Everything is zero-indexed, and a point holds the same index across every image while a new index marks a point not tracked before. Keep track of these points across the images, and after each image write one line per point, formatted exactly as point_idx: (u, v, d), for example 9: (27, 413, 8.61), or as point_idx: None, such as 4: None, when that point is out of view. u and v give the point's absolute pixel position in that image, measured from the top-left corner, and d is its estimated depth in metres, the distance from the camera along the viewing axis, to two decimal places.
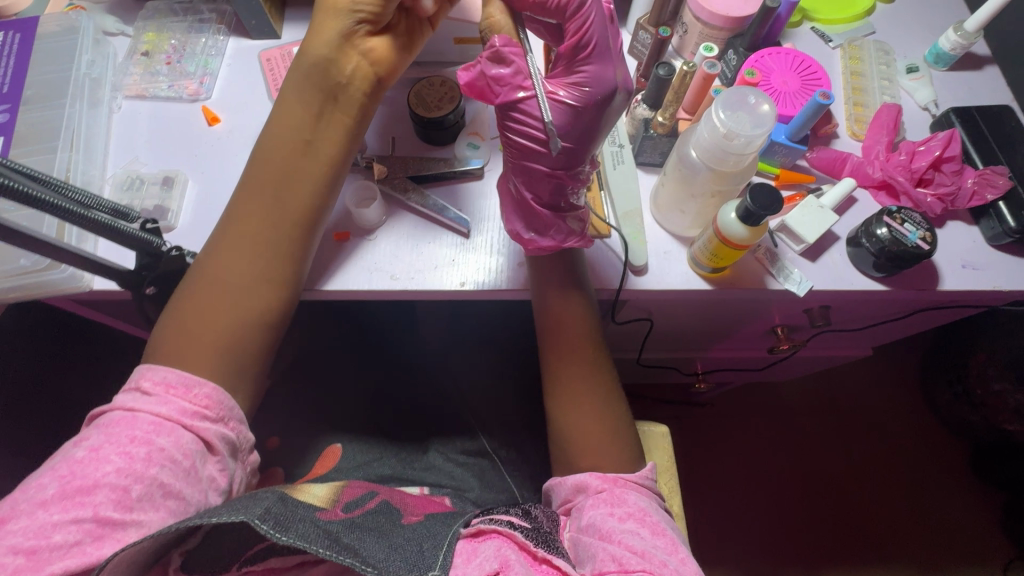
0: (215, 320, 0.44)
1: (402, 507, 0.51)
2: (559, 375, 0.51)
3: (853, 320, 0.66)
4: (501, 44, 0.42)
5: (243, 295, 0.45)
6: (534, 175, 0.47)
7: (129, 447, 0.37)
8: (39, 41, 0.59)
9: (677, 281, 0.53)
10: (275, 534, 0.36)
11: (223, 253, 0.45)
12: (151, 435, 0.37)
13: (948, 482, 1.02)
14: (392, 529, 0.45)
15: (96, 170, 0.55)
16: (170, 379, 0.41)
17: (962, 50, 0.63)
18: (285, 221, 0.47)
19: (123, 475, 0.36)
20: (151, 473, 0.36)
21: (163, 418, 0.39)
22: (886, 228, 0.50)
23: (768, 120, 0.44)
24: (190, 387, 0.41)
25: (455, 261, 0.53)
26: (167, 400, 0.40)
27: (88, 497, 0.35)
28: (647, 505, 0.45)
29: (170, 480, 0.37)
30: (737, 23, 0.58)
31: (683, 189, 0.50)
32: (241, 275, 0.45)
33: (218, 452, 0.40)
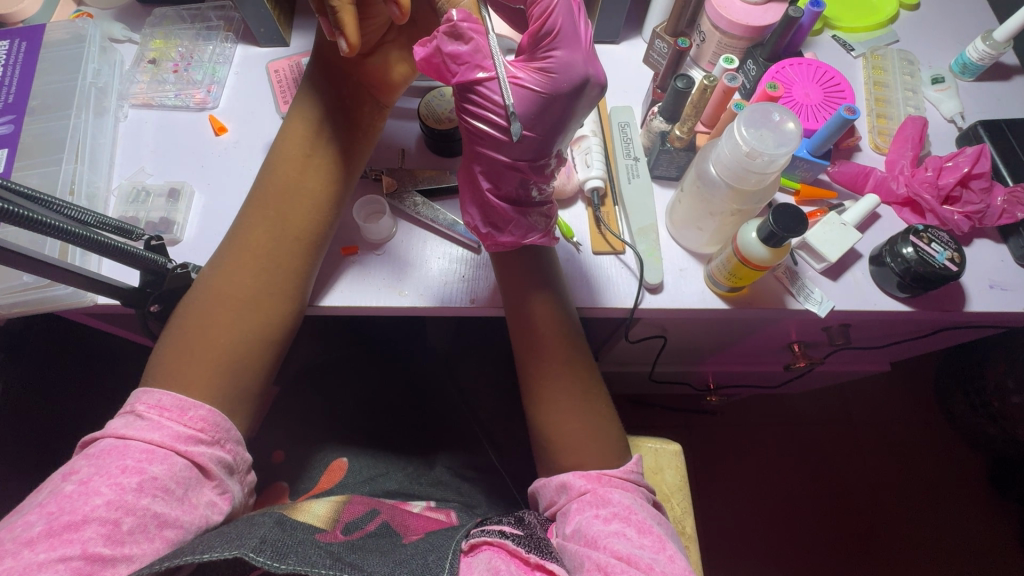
0: (215, 338, 0.42)
1: (403, 528, 0.49)
2: (540, 383, 0.48)
3: (873, 338, 0.64)
4: (460, 19, 0.39)
5: (245, 313, 0.43)
6: (492, 164, 0.45)
7: (121, 478, 0.35)
8: (44, 49, 0.58)
9: (693, 300, 0.51)
10: (271, 564, 0.34)
11: (227, 271, 0.44)
12: (143, 464, 0.36)
13: (964, 496, 1.00)
14: (393, 547, 0.44)
15: (100, 182, 0.54)
16: (165, 402, 0.39)
17: (990, 60, 0.61)
18: (287, 237, 0.46)
19: (112, 508, 0.34)
20: (143, 504, 0.35)
21: (156, 444, 0.37)
22: (912, 247, 0.48)
23: (793, 138, 0.42)
24: (185, 409, 0.40)
25: (464, 276, 0.52)
26: (161, 424, 0.38)
27: (77, 533, 0.32)
28: (633, 502, 0.43)
29: (164, 510, 0.35)
30: (757, 32, 0.56)
31: (701, 207, 0.49)
32: (240, 291, 0.44)
33: (214, 476, 0.39)
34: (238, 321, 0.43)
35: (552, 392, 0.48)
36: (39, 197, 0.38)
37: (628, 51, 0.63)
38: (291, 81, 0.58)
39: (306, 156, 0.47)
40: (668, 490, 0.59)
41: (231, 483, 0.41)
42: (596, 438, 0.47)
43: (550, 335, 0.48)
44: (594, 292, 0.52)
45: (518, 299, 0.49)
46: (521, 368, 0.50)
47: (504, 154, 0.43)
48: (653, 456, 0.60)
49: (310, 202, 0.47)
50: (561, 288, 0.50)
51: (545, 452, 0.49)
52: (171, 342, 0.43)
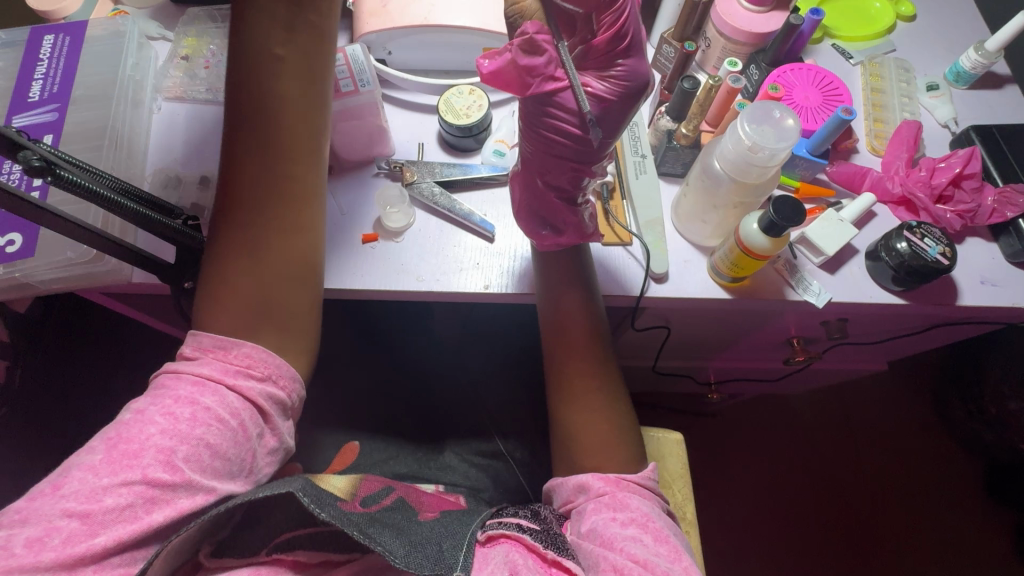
0: (251, 283, 0.44)
1: (417, 505, 0.52)
2: (576, 379, 0.51)
3: (869, 334, 0.67)
4: (534, 31, 0.38)
5: (274, 257, 0.44)
6: (558, 168, 0.47)
7: (174, 407, 0.38)
8: (86, 44, 0.60)
9: (696, 289, 0.54)
10: (314, 507, 0.38)
11: (235, 229, 0.44)
12: (195, 396, 0.39)
13: (960, 500, 1.02)
14: (409, 525, 0.45)
15: (136, 169, 0.57)
16: (207, 343, 0.42)
17: (983, 69, 0.64)
18: (286, 186, 0.44)
19: (168, 436, 0.37)
20: (196, 434, 0.38)
21: (204, 377, 0.41)
22: (906, 242, 0.51)
23: (792, 134, 0.45)
24: (227, 349, 0.42)
25: (479, 264, 0.55)
26: (208, 361, 0.41)
27: (136, 460, 0.36)
28: (651, 510, 0.44)
29: (216, 441, 0.39)
30: (760, 39, 0.60)
31: (705, 200, 0.52)
32: (262, 247, 0.44)
33: (266, 414, 0.42)
34: (267, 266, 0.44)
35: (574, 394, 0.50)
36: (80, 165, 0.40)
37: None
38: None
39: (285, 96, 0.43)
40: (669, 476, 0.61)
41: (284, 424, 0.44)
42: (618, 425, 0.50)
43: (579, 335, 0.52)
44: (605, 281, 0.55)
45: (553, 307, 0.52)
46: (551, 367, 0.52)
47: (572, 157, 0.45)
48: (655, 444, 0.62)
49: (302, 144, 0.45)
50: (592, 288, 0.53)
51: (558, 433, 0.51)
52: (212, 290, 0.44)
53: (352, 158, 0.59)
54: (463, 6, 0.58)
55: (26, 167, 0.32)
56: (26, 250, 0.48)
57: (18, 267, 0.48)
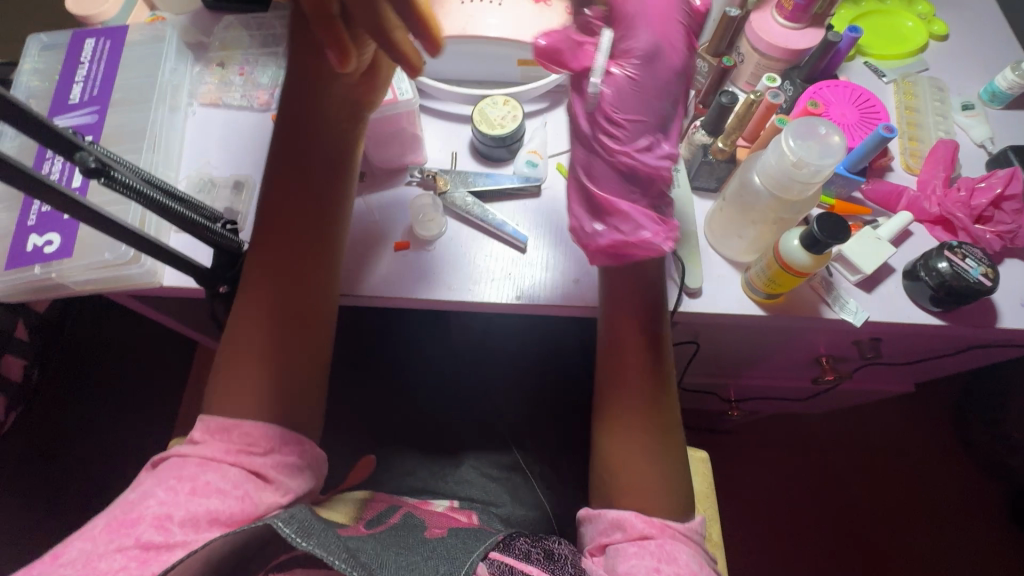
0: (256, 361, 0.44)
1: (425, 519, 0.52)
2: (632, 376, 0.49)
3: (899, 355, 0.66)
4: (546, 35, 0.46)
5: (281, 333, 0.45)
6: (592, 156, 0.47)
7: (175, 484, 0.38)
8: (127, 47, 0.61)
9: (731, 305, 0.53)
10: (296, 539, 0.35)
11: (244, 311, 0.46)
12: (197, 472, 0.39)
13: (985, 525, 0.99)
14: (413, 543, 0.45)
15: (172, 173, 0.57)
16: (213, 424, 0.42)
17: (1019, 90, 0.63)
18: (292, 260, 0.47)
19: (164, 505, 0.36)
20: (196, 502, 0.37)
21: (207, 459, 0.40)
22: (947, 262, 0.50)
23: (839, 151, 0.44)
24: (231, 429, 0.42)
25: (511, 274, 0.55)
26: (213, 443, 0.41)
27: (132, 528, 0.35)
28: (699, 567, 0.43)
29: (219, 508, 0.37)
30: (795, 55, 0.60)
31: (742, 214, 0.51)
32: (268, 322, 0.45)
33: (271, 480, 0.41)
34: (275, 344, 0.45)
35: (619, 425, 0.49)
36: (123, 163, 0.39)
37: None
38: None
39: (302, 163, 0.49)
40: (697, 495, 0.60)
41: (293, 481, 0.42)
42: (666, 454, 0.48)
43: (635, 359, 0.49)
44: None
45: (614, 301, 0.51)
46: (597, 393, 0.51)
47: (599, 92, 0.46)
48: None
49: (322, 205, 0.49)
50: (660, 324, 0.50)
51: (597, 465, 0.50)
52: (221, 372, 0.45)
53: (387, 166, 0.59)
54: (498, 18, 0.58)
55: (83, 168, 0.33)
56: (64, 250, 0.48)
57: (53, 268, 0.48)
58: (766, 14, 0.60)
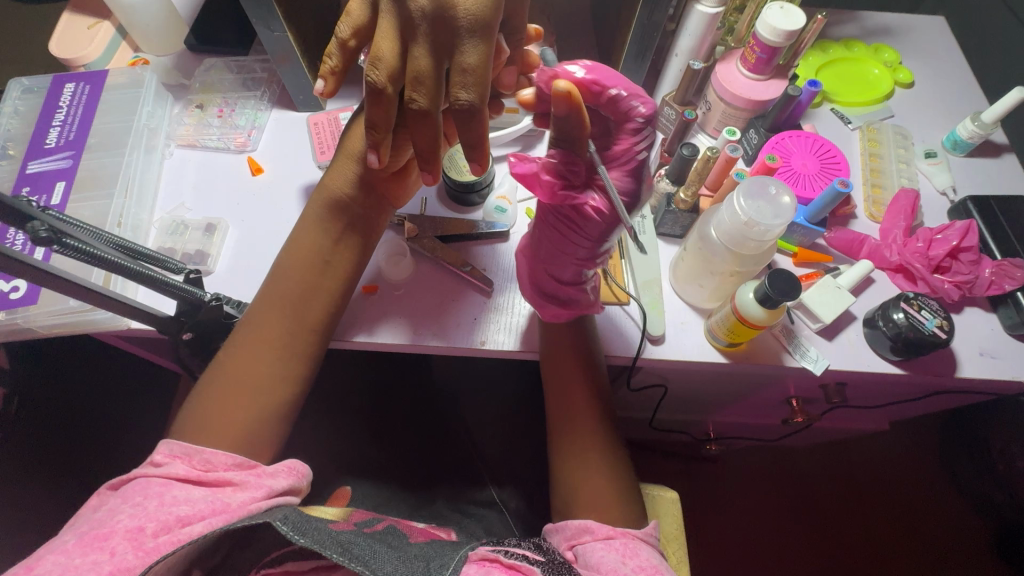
0: (238, 404, 0.46)
1: (408, 531, 0.51)
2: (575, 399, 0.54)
3: (867, 398, 0.66)
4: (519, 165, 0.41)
5: (265, 382, 0.47)
6: (556, 258, 0.49)
7: (142, 499, 0.38)
8: (107, 92, 0.62)
9: (693, 352, 0.54)
10: (291, 534, 0.36)
11: (237, 349, 0.48)
12: (163, 488, 0.39)
13: (969, 562, 0.99)
14: (402, 545, 0.45)
15: (145, 215, 0.58)
16: (176, 450, 0.43)
17: (980, 139, 0.65)
18: (295, 317, 0.49)
19: (135, 517, 0.36)
20: (167, 510, 0.37)
21: (173, 478, 0.40)
22: (903, 313, 0.51)
23: (789, 211, 0.46)
24: (191, 456, 0.43)
25: (476, 320, 0.55)
26: (181, 465, 0.42)
27: (105, 541, 0.35)
28: (660, 564, 0.43)
29: (188, 513, 0.37)
30: (759, 105, 0.61)
31: (702, 265, 0.52)
32: (252, 367, 0.47)
33: (241, 484, 0.42)
34: (257, 391, 0.47)
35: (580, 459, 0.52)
36: (83, 225, 0.40)
37: None
38: (328, 133, 0.63)
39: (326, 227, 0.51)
40: (666, 538, 0.58)
41: (265, 483, 0.43)
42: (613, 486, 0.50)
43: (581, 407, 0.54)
44: (604, 342, 0.55)
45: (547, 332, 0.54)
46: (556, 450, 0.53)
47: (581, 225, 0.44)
48: (649, 503, 0.60)
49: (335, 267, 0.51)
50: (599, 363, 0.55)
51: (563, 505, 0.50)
52: (200, 403, 0.46)
53: None
54: None
55: (33, 237, 0.33)
56: (29, 297, 0.48)
57: (19, 315, 0.48)
58: (731, 65, 0.62)
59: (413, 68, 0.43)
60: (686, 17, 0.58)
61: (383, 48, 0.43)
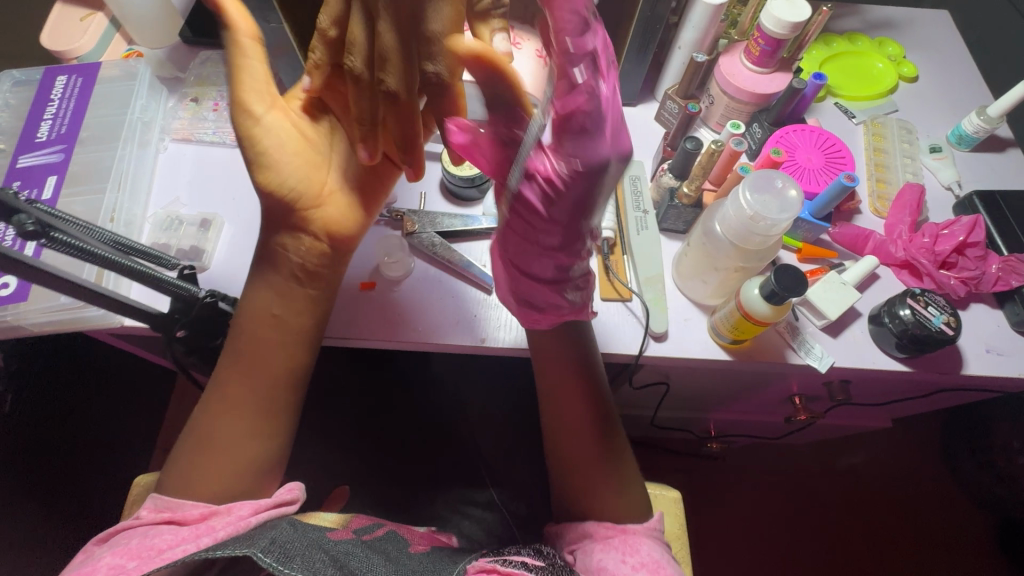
0: (226, 455, 0.44)
1: (409, 537, 0.51)
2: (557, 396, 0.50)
3: (872, 395, 0.65)
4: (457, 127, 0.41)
5: (253, 427, 0.45)
6: (531, 252, 0.43)
7: (126, 544, 0.38)
8: (99, 85, 0.61)
9: (696, 349, 0.53)
10: (276, 566, 0.35)
11: (218, 399, 0.46)
12: (146, 532, 0.39)
13: (970, 558, 0.98)
14: (400, 556, 0.46)
15: (139, 210, 0.57)
16: (161, 502, 0.42)
17: (985, 133, 0.64)
18: (270, 356, 0.46)
19: (121, 555, 0.37)
20: (150, 548, 0.37)
21: (157, 521, 0.40)
22: (909, 310, 0.50)
23: (795, 206, 0.45)
24: (175, 508, 0.41)
25: (477, 317, 0.54)
26: (162, 509, 0.41)
27: (90, 575, 0.35)
28: (662, 556, 0.44)
29: (170, 545, 0.38)
30: (763, 98, 0.60)
31: (706, 261, 0.51)
32: (220, 426, 0.45)
33: (227, 510, 0.42)
34: (242, 440, 0.45)
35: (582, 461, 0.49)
36: (71, 218, 0.38)
37: (643, 112, 0.67)
38: None
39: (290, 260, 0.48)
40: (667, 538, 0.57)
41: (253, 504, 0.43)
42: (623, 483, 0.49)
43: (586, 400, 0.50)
44: (603, 338, 0.53)
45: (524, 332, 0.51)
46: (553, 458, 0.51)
47: (538, 198, 0.38)
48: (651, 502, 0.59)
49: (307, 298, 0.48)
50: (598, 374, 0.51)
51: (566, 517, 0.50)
52: (182, 459, 0.44)
53: None
54: None
55: (20, 230, 0.32)
56: (19, 293, 0.47)
57: (9, 311, 0.47)
58: (734, 58, 0.61)
59: (378, 46, 0.43)
60: (689, 9, 0.57)
61: (355, 32, 0.44)
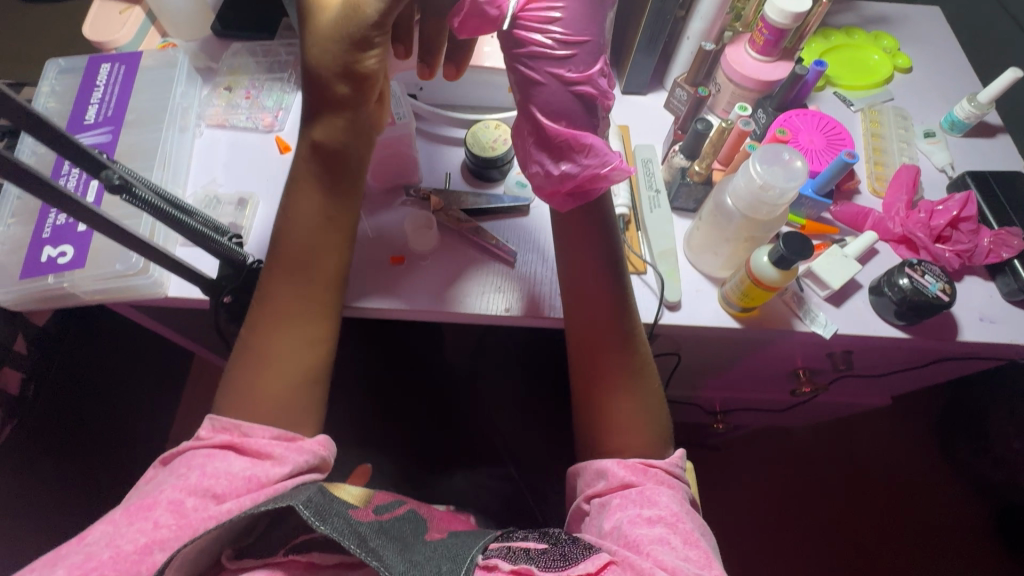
0: (280, 372, 0.46)
1: (427, 521, 0.48)
2: (608, 326, 0.51)
3: (872, 367, 0.69)
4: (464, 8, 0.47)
5: (304, 343, 0.48)
6: (556, 96, 0.48)
7: (185, 473, 0.40)
8: (141, 72, 0.65)
9: (707, 318, 0.56)
10: (313, 522, 0.36)
11: (265, 315, 0.47)
12: (204, 460, 0.41)
13: (968, 539, 1.01)
14: (414, 541, 0.42)
15: (179, 189, 0.60)
16: (223, 424, 0.44)
17: (976, 119, 0.68)
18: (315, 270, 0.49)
19: (180, 490, 0.38)
20: (204, 485, 0.38)
21: (215, 448, 0.42)
22: (908, 278, 0.54)
23: (801, 175, 0.48)
24: (234, 430, 0.43)
25: (499, 288, 0.57)
26: (222, 434, 0.43)
27: (148, 511, 0.37)
28: (680, 509, 0.44)
29: (221, 489, 0.39)
30: (766, 85, 0.64)
31: (717, 232, 0.55)
32: (270, 344, 0.47)
33: (273, 456, 0.42)
34: (292, 356, 0.47)
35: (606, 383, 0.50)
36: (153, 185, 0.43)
37: (653, 100, 0.71)
38: None
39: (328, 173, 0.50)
40: None
41: (294, 455, 0.43)
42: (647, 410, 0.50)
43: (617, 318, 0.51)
44: None
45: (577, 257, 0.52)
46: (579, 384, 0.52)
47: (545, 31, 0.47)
48: None
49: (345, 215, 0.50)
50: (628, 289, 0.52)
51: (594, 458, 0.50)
52: (232, 389, 0.46)
53: (383, 185, 0.62)
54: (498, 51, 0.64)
55: (107, 183, 0.37)
56: (77, 261, 0.51)
57: (66, 278, 0.50)
58: (740, 47, 0.65)
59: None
60: (698, 2, 0.61)
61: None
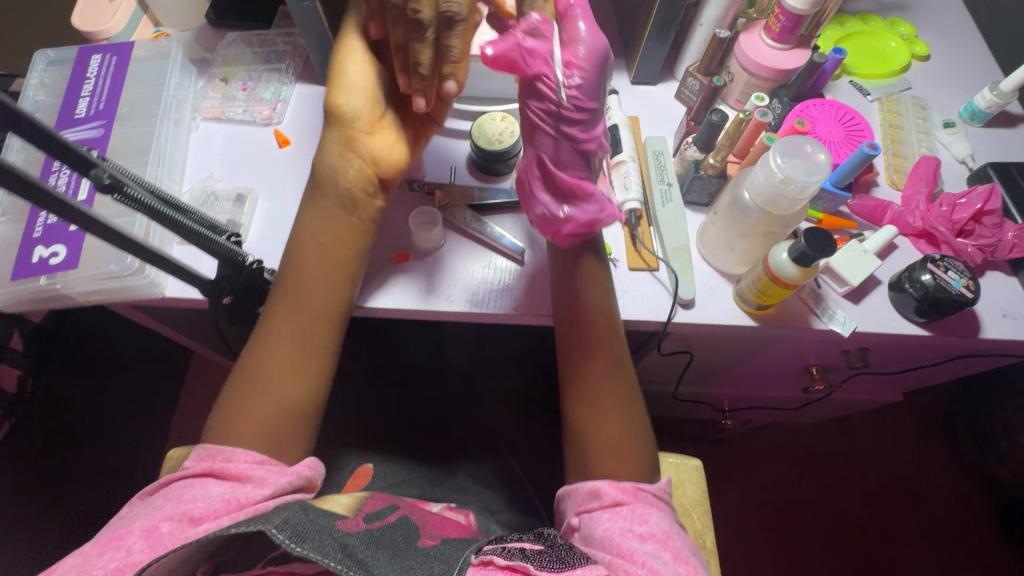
0: (281, 387, 0.45)
1: (421, 527, 0.47)
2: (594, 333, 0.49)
3: (886, 364, 0.67)
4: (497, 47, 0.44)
5: (305, 357, 0.46)
6: (559, 149, 0.48)
7: (162, 503, 0.39)
8: (134, 63, 0.62)
9: (723, 316, 0.55)
10: (289, 544, 0.34)
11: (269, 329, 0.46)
12: (182, 490, 0.39)
13: (975, 534, 1.01)
14: (407, 549, 0.41)
15: (175, 186, 0.58)
16: (208, 452, 0.42)
17: (997, 109, 0.66)
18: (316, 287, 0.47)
19: (156, 517, 0.37)
20: (181, 510, 0.37)
21: (196, 476, 0.41)
22: (930, 274, 0.52)
23: (824, 168, 0.46)
24: (215, 456, 0.42)
25: (506, 287, 0.55)
26: (203, 461, 0.42)
27: (121, 541, 0.35)
28: (669, 528, 0.43)
29: (198, 513, 0.37)
30: (783, 74, 0.62)
31: (733, 229, 0.53)
32: (269, 360, 0.45)
33: (254, 479, 0.41)
34: (292, 371, 0.46)
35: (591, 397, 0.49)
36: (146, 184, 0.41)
37: (663, 90, 0.68)
38: None
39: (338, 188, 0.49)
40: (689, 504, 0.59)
41: (277, 479, 0.41)
42: (631, 430, 0.48)
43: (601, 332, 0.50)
44: (635, 305, 0.54)
45: (573, 267, 0.51)
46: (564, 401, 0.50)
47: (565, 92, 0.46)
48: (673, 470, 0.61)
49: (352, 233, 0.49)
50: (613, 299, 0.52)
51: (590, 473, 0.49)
52: (231, 405, 0.45)
53: None
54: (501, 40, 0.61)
55: (96, 183, 0.34)
56: (69, 261, 0.49)
57: (59, 279, 0.49)
58: (755, 34, 0.62)
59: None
60: None
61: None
